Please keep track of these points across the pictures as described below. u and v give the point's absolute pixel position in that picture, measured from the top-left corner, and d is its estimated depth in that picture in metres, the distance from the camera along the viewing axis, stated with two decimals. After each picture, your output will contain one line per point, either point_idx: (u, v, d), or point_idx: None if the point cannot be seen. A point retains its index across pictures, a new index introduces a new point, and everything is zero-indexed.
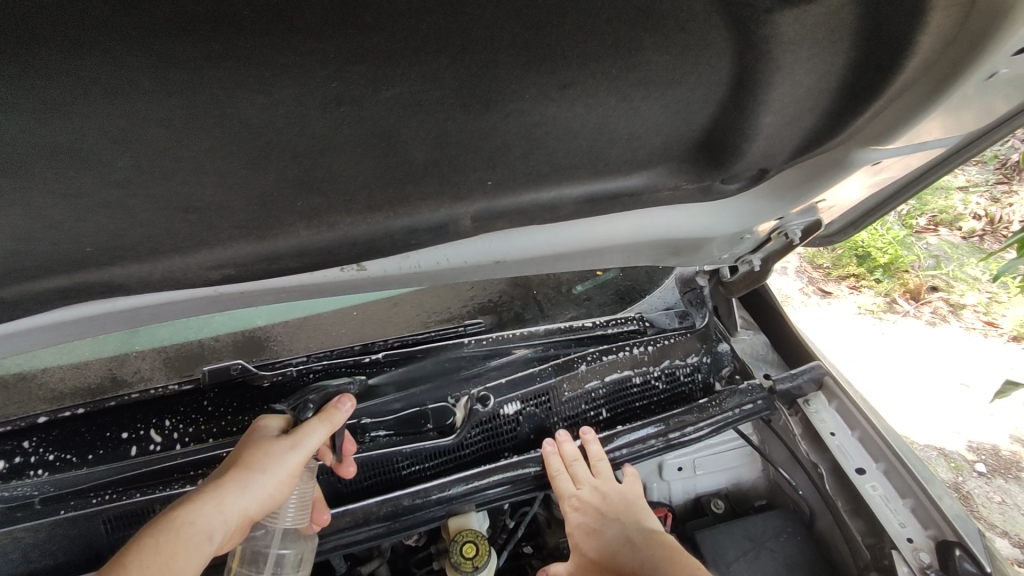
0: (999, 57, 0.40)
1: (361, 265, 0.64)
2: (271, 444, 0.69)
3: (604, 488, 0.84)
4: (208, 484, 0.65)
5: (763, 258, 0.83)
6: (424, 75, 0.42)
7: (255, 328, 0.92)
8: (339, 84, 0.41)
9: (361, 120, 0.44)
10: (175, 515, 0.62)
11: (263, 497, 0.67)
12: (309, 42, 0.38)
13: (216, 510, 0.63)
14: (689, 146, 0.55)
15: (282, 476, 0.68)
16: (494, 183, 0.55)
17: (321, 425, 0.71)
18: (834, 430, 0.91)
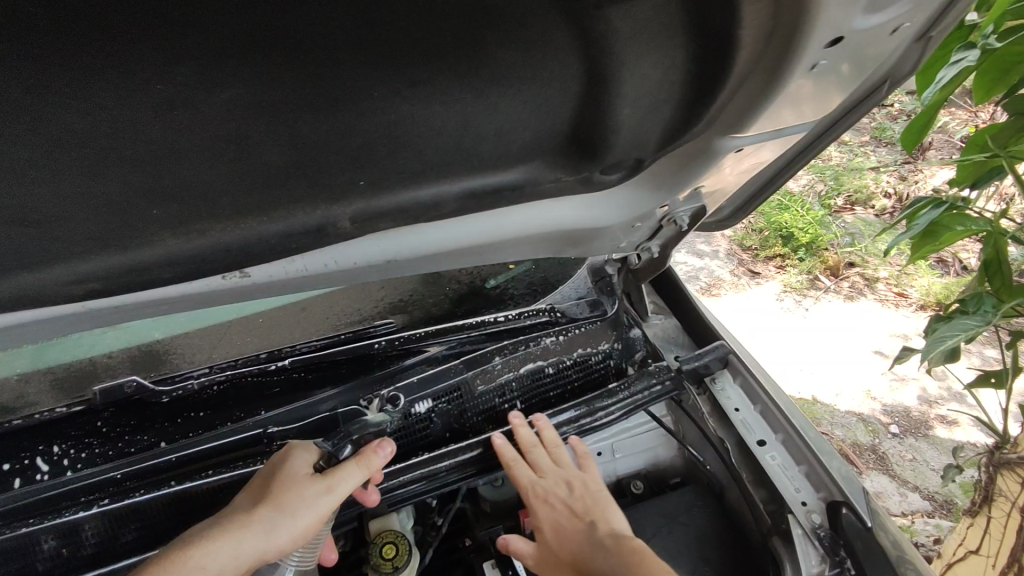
0: (813, 53, 0.42)
1: (243, 271, 0.62)
2: (306, 485, 0.71)
3: (568, 479, 0.86)
4: (229, 519, 0.66)
5: (661, 244, 0.86)
6: (258, 76, 0.41)
7: (153, 342, 0.87)
8: (171, 88, 0.40)
9: (202, 124, 0.43)
10: (191, 554, 0.63)
11: (283, 542, 0.68)
12: (118, 44, 0.36)
13: (232, 554, 0.64)
14: (559, 138, 0.56)
15: (305, 524, 0.69)
16: (368, 183, 0.55)
17: (359, 467, 0.75)
18: (738, 406, 0.95)
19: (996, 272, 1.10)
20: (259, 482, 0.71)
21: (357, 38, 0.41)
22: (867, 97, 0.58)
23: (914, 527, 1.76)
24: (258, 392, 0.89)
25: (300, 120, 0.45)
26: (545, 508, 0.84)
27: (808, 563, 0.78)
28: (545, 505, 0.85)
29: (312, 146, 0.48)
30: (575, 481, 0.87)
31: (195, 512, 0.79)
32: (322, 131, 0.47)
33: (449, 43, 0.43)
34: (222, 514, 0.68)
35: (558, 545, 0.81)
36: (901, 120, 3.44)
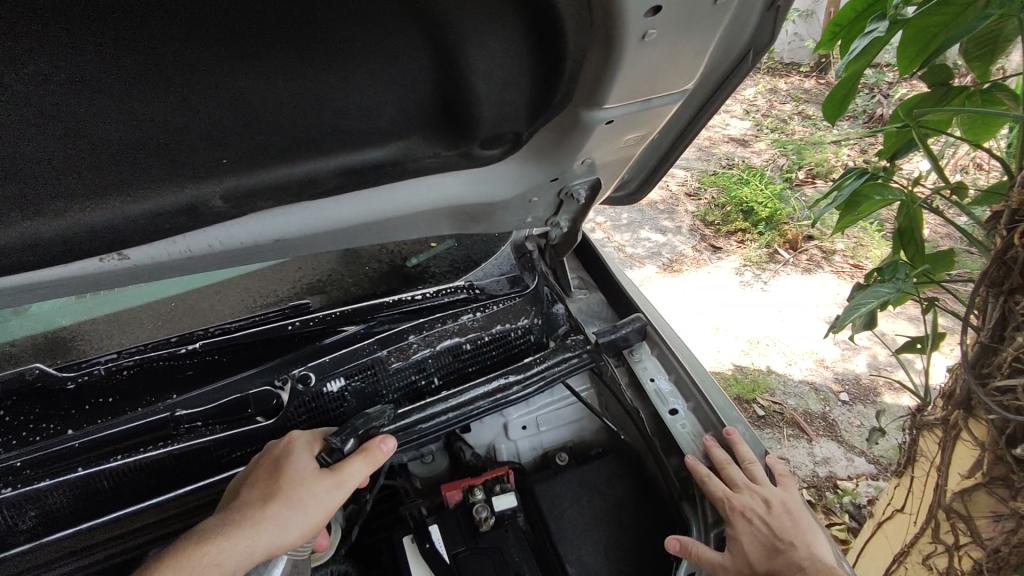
0: (636, 19, 0.44)
1: (121, 253, 0.61)
2: (315, 481, 0.74)
3: (766, 496, 0.79)
4: (243, 515, 0.70)
5: (571, 218, 0.86)
6: (72, 53, 0.40)
7: (59, 328, 0.89)
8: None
9: (23, 102, 0.42)
10: (209, 547, 0.67)
11: (295, 536, 0.71)
12: None
13: (247, 549, 0.68)
14: (427, 114, 0.56)
15: (315, 519, 0.73)
16: (232, 162, 0.54)
17: (366, 461, 0.77)
18: (653, 376, 0.97)
19: (909, 240, 1.12)
20: (266, 476, 0.74)
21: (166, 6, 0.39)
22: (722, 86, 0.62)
23: (857, 489, 1.83)
24: (169, 375, 0.87)
25: (131, 97, 0.44)
26: (742, 524, 0.77)
27: (702, 523, 0.82)
28: (739, 522, 0.77)
29: (154, 125, 0.47)
30: (777, 500, 0.79)
31: (105, 492, 0.79)
32: (160, 107, 0.46)
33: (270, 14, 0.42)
34: (235, 507, 0.71)
35: (761, 563, 0.74)
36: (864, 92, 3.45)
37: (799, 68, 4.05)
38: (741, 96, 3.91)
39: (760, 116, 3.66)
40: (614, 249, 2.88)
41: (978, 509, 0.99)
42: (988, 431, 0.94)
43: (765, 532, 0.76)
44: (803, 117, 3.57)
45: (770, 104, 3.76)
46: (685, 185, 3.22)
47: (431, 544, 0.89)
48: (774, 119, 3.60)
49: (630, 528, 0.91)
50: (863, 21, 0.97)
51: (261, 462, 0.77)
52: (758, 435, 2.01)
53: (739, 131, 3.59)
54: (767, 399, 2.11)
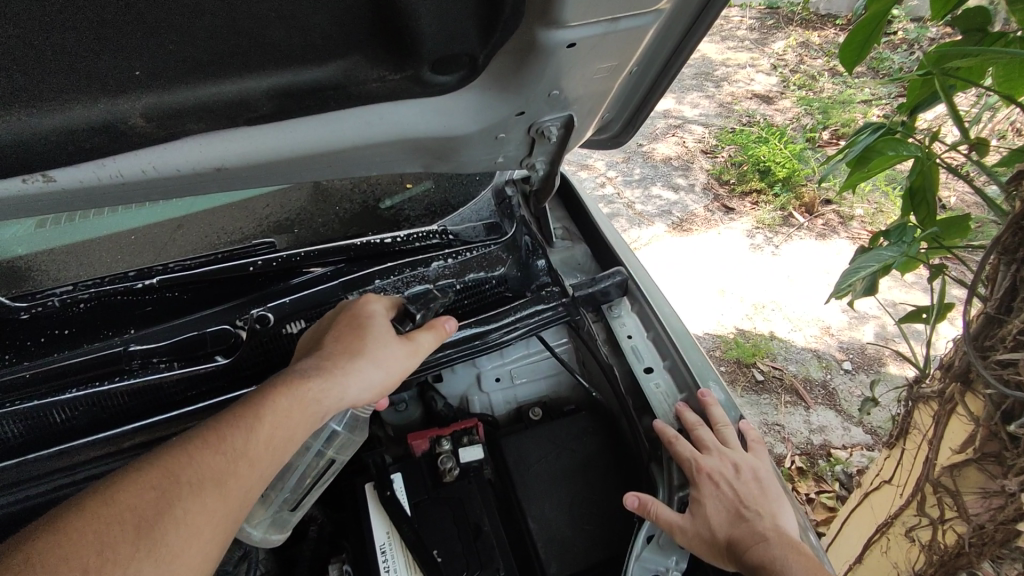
0: None
1: (45, 174, 0.56)
2: (395, 344, 0.72)
3: (736, 461, 0.75)
4: (333, 364, 0.67)
5: (547, 159, 0.80)
6: None
7: (15, 258, 0.86)
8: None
9: None
10: (308, 386, 0.64)
11: (376, 391, 0.70)
12: None
13: (341, 395, 0.66)
14: (363, 26, 0.50)
15: (393, 379, 0.72)
16: (146, 74, 0.49)
17: (435, 335, 0.77)
18: (631, 333, 0.93)
19: (922, 202, 1.04)
20: (348, 331, 0.72)
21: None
22: (703, 11, 0.57)
23: (850, 459, 1.80)
24: (127, 312, 0.84)
25: None
26: (709, 489, 0.73)
27: (667, 484, 0.78)
28: (706, 487, 0.73)
29: (40, 26, 0.42)
30: (746, 465, 0.75)
31: (57, 424, 0.77)
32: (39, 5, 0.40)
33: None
34: (321, 356, 0.68)
35: (724, 530, 0.71)
36: (901, 49, 3.25)
37: (834, 21, 3.81)
38: (770, 49, 3.70)
39: (787, 71, 3.47)
40: (623, 206, 2.79)
41: (967, 484, 0.95)
42: (984, 406, 0.89)
43: (731, 498, 0.73)
44: (833, 73, 3.37)
45: (800, 59, 3.56)
46: (702, 142, 3.08)
47: (392, 491, 0.87)
48: (802, 75, 3.41)
49: (597, 487, 0.89)
50: None
51: (338, 320, 0.74)
52: (754, 400, 1.98)
53: (764, 86, 3.41)
54: (767, 364, 2.06)
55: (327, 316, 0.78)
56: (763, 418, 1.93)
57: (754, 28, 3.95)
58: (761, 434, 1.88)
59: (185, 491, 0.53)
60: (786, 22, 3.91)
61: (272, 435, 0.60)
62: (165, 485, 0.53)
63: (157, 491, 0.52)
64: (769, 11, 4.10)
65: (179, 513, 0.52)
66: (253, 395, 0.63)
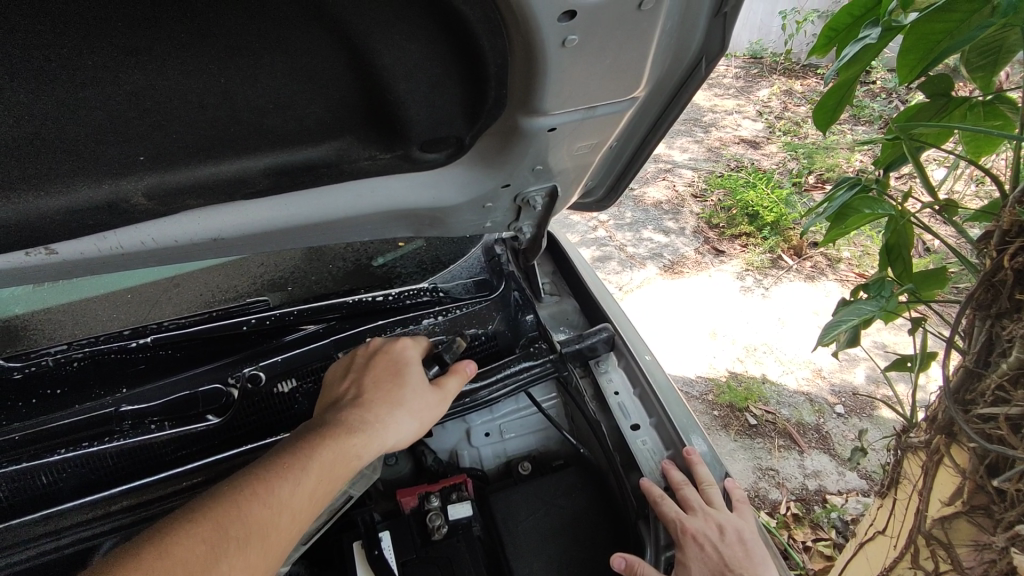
0: (550, 31, 0.42)
1: (47, 248, 0.58)
2: (426, 395, 0.75)
3: (720, 522, 0.76)
4: (374, 415, 0.69)
5: (534, 223, 0.83)
6: None
7: (13, 317, 0.88)
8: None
9: None
10: (354, 438, 0.66)
11: (408, 442, 0.72)
12: None
13: (381, 447, 0.68)
14: (357, 113, 0.53)
15: (422, 429, 0.74)
16: (149, 158, 0.52)
17: (459, 380, 0.80)
18: (618, 389, 0.95)
19: (897, 257, 1.07)
20: (384, 378, 0.74)
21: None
22: (676, 99, 0.61)
23: (845, 505, 1.78)
24: (121, 370, 0.85)
25: (17, 93, 0.41)
26: (694, 550, 0.74)
27: (654, 545, 0.79)
28: (690, 548, 0.74)
29: (49, 121, 0.44)
30: (730, 525, 0.76)
31: (39, 486, 0.77)
32: (48, 104, 0.43)
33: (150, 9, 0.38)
34: (361, 405, 0.70)
35: None
36: (881, 97, 3.36)
37: (817, 70, 3.95)
38: (755, 97, 3.83)
39: (772, 118, 3.58)
40: (616, 249, 2.84)
41: (959, 537, 0.95)
42: (969, 458, 0.89)
43: (716, 560, 0.73)
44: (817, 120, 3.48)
45: (784, 106, 3.68)
46: (691, 187, 3.15)
47: (380, 550, 0.86)
48: (787, 122, 3.52)
49: (586, 544, 0.89)
50: (859, 29, 0.83)
51: (372, 365, 0.76)
52: (748, 444, 1.98)
53: (750, 132, 3.52)
54: (760, 408, 2.06)
55: (356, 356, 0.79)
56: (757, 463, 1.92)
57: (740, 76, 4.09)
58: (756, 480, 1.87)
59: (233, 545, 0.53)
60: (770, 70, 4.05)
61: (316, 488, 0.60)
62: (215, 538, 0.52)
63: (207, 544, 0.51)
64: (754, 60, 4.26)
65: (224, 568, 0.51)
66: (297, 445, 0.63)
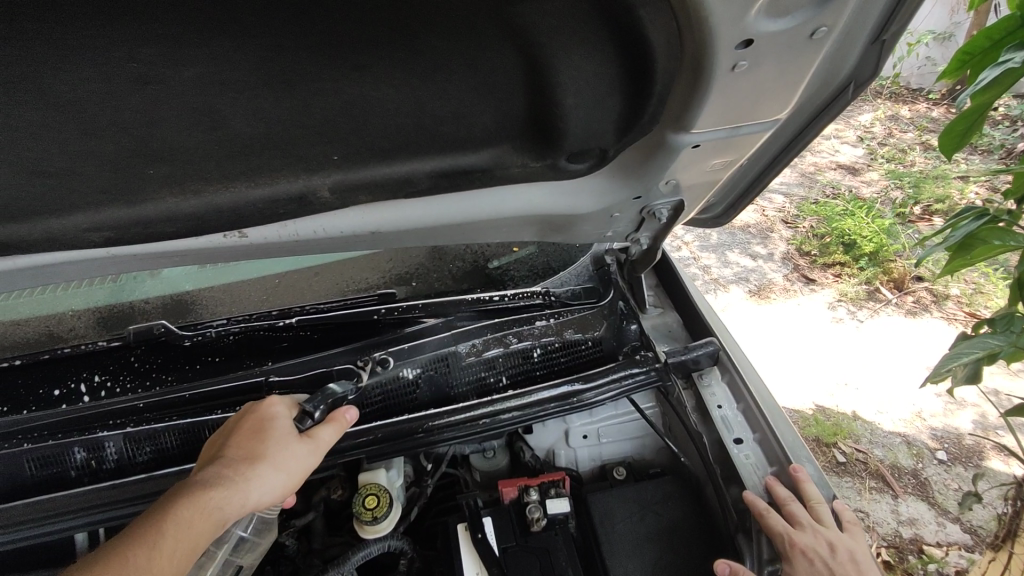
0: (725, 56, 0.45)
1: (241, 232, 0.68)
2: (296, 444, 0.74)
3: (832, 540, 0.76)
4: (234, 470, 0.68)
5: (651, 236, 0.87)
6: (215, 57, 0.44)
7: (184, 292, 1.02)
8: (136, 65, 0.43)
9: (174, 98, 0.47)
10: (210, 495, 0.65)
11: (281, 492, 0.71)
12: (92, 28, 0.39)
13: (243, 501, 0.67)
14: (520, 124, 0.59)
15: (296, 478, 0.73)
16: (342, 157, 0.60)
17: (337, 428, 0.78)
18: (721, 403, 0.95)
19: None
20: (248, 433, 0.73)
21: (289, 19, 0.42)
22: (815, 120, 0.63)
23: (946, 558, 1.67)
24: (267, 345, 0.96)
25: (262, 98, 0.49)
26: (802, 563, 0.74)
27: (757, 557, 0.81)
28: (799, 561, 0.74)
29: (278, 122, 0.52)
30: (841, 545, 0.76)
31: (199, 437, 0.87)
32: (282, 106, 0.50)
33: (382, 32, 0.45)
34: (221, 463, 0.69)
35: None
36: (1003, 125, 3.12)
37: (928, 95, 3.72)
38: (856, 121, 3.67)
39: (875, 144, 3.41)
40: (699, 270, 2.78)
41: None
42: None
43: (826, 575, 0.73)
44: (925, 148, 3.29)
45: (889, 132, 3.49)
46: (783, 212, 3.05)
47: (483, 533, 0.92)
48: (891, 148, 3.34)
49: (682, 554, 0.89)
50: (998, 52, 0.81)
51: (239, 424, 0.76)
52: (834, 482, 1.89)
53: (849, 159, 3.37)
54: (850, 446, 1.96)
55: (231, 420, 0.79)
56: (845, 502, 1.83)
57: None
58: None
59: None
60: (874, 94, 3.87)
61: (174, 550, 0.62)
62: None
63: None
64: None
65: None
66: (154, 512, 0.64)
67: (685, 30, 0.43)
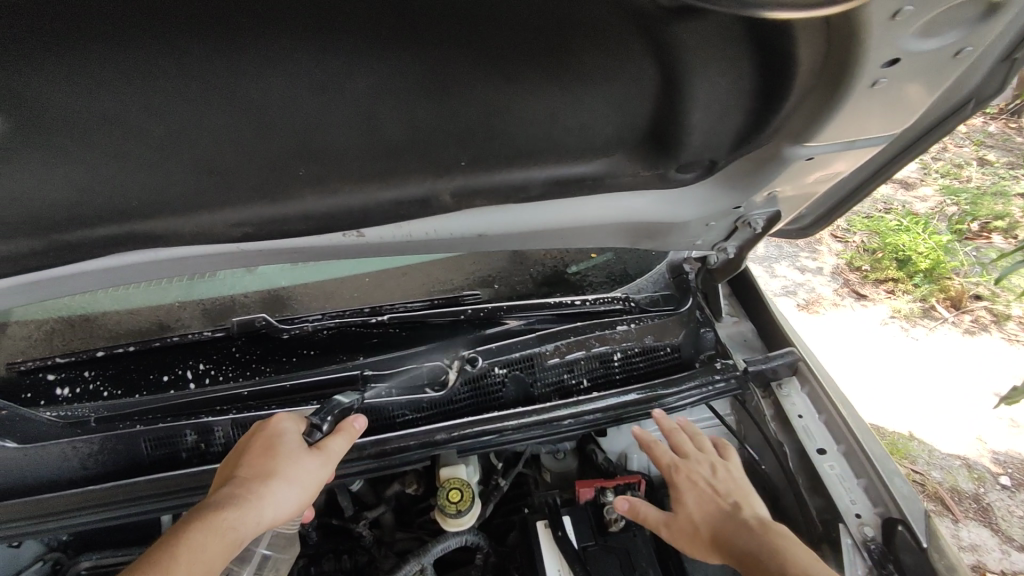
0: (871, 71, 0.47)
1: (360, 232, 0.71)
2: (305, 458, 0.78)
3: (698, 463, 0.89)
4: (246, 489, 0.72)
5: (737, 246, 0.89)
6: (388, 70, 0.50)
7: (279, 288, 1.07)
8: (322, 75, 0.50)
9: (344, 103, 0.53)
10: (223, 515, 0.69)
11: (294, 507, 0.75)
12: (292, 43, 0.47)
13: (257, 517, 0.71)
14: (641, 135, 0.62)
15: (308, 491, 0.77)
16: (469, 162, 0.63)
17: (346, 439, 0.83)
18: (802, 413, 0.96)
19: None
20: (259, 452, 0.77)
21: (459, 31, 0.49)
22: (924, 139, 0.64)
23: None
24: (359, 341, 1.01)
25: (420, 110, 0.54)
26: (688, 487, 0.86)
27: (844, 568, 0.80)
28: (683, 483, 0.87)
29: (427, 128, 0.57)
30: (722, 467, 0.89)
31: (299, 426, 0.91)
32: (433, 116, 0.55)
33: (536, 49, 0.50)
34: (234, 484, 0.73)
35: (706, 523, 0.83)
36: None
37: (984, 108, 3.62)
38: None
39: (928, 158, 3.33)
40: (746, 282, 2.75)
41: None
42: None
43: (711, 493, 0.85)
44: (982, 163, 3.20)
45: (943, 146, 3.40)
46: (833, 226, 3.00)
47: (563, 531, 0.95)
48: (945, 162, 3.26)
49: None
50: None
51: (249, 443, 0.79)
52: None
53: (902, 172, 3.30)
54: (907, 466, 1.90)
55: (241, 439, 0.82)
56: None
57: None
58: None
59: None
60: None
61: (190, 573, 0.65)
62: None
63: None
64: None
65: None
66: (169, 538, 0.67)
67: (834, 50, 0.46)
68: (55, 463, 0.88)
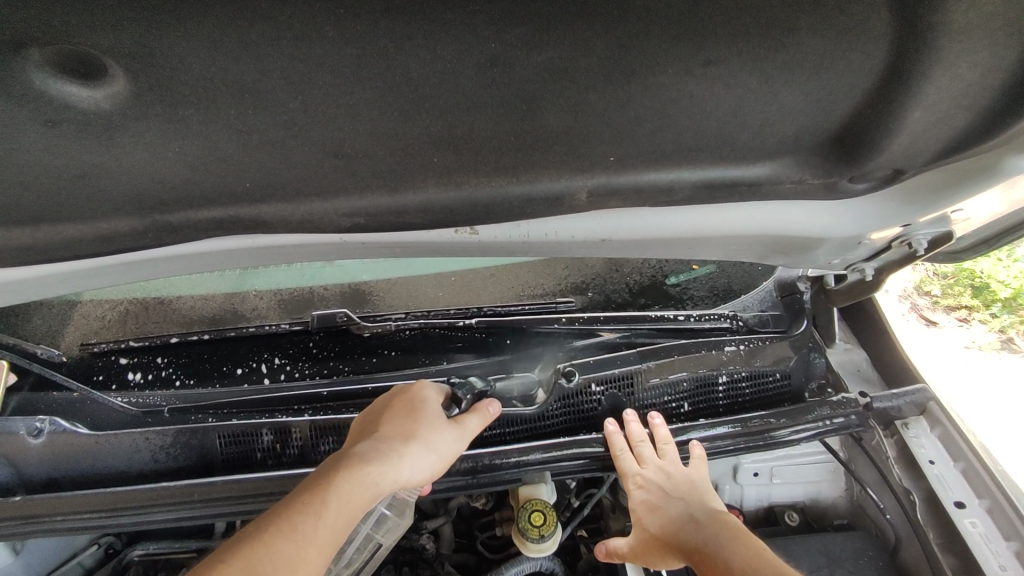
0: None
1: (474, 229, 0.61)
2: (444, 428, 0.73)
3: (671, 470, 0.83)
4: (389, 445, 0.68)
5: (878, 267, 0.79)
6: (575, 42, 0.44)
7: (361, 282, 1.03)
8: (500, 47, 0.44)
9: (509, 83, 0.47)
10: (370, 469, 0.65)
11: (428, 475, 0.71)
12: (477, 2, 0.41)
13: (397, 477, 0.67)
14: (825, 136, 0.54)
15: (441, 463, 0.72)
16: (617, 159, 0.55)
17: (482, 419, 0.77)
18: (933, 458, 0.87)
19: None
20: (399, 411, 0.73)
21: (667, 11, 0.42)
22: None
23: None
24: (443, 344, 0.94)
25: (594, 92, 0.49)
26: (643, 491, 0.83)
27: None
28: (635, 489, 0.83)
29: (593, 113, 0.50)
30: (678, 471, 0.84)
31: None
32: (605, 101, 0.49)
33: (753, 27, 0.44)
34: (375, 439, 0.69)
35: (654, 523, 0.83)
36: None
37: None
38: None
39: None
40: None
41: None
42: None
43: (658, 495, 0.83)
44: None
45: None
46: None
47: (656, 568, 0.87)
48: None
49: None
50: None
51: (390, 402, 0.75)
52: None
53: None
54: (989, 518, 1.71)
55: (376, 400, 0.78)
56: None
57: None
58: None
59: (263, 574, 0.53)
60: None
61: (334, 520, 0.60)
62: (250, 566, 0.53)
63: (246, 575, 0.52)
64: None
65: None
66: (313, 480, 0.63)
67: None
68: (125, 454, 0.82)
